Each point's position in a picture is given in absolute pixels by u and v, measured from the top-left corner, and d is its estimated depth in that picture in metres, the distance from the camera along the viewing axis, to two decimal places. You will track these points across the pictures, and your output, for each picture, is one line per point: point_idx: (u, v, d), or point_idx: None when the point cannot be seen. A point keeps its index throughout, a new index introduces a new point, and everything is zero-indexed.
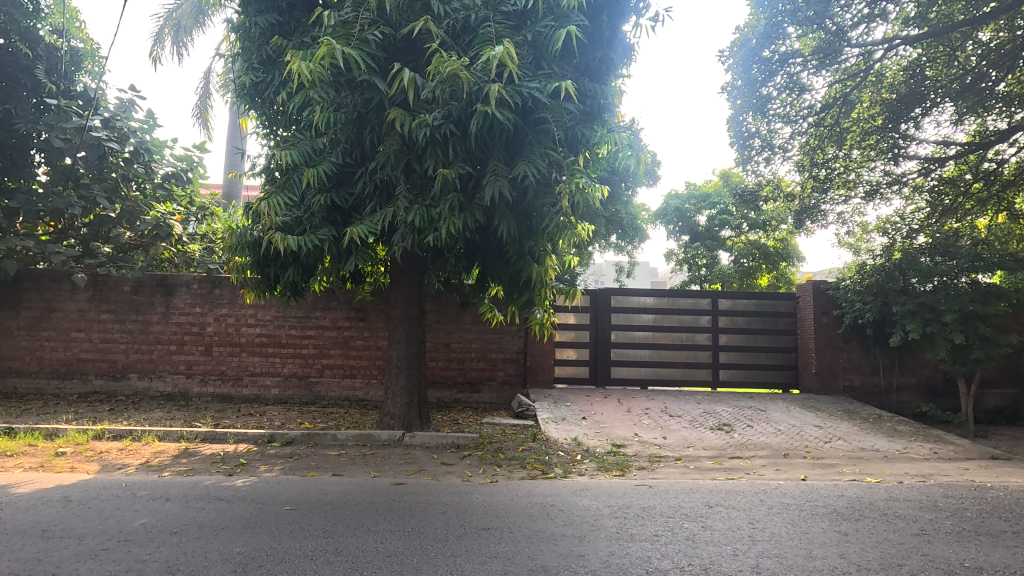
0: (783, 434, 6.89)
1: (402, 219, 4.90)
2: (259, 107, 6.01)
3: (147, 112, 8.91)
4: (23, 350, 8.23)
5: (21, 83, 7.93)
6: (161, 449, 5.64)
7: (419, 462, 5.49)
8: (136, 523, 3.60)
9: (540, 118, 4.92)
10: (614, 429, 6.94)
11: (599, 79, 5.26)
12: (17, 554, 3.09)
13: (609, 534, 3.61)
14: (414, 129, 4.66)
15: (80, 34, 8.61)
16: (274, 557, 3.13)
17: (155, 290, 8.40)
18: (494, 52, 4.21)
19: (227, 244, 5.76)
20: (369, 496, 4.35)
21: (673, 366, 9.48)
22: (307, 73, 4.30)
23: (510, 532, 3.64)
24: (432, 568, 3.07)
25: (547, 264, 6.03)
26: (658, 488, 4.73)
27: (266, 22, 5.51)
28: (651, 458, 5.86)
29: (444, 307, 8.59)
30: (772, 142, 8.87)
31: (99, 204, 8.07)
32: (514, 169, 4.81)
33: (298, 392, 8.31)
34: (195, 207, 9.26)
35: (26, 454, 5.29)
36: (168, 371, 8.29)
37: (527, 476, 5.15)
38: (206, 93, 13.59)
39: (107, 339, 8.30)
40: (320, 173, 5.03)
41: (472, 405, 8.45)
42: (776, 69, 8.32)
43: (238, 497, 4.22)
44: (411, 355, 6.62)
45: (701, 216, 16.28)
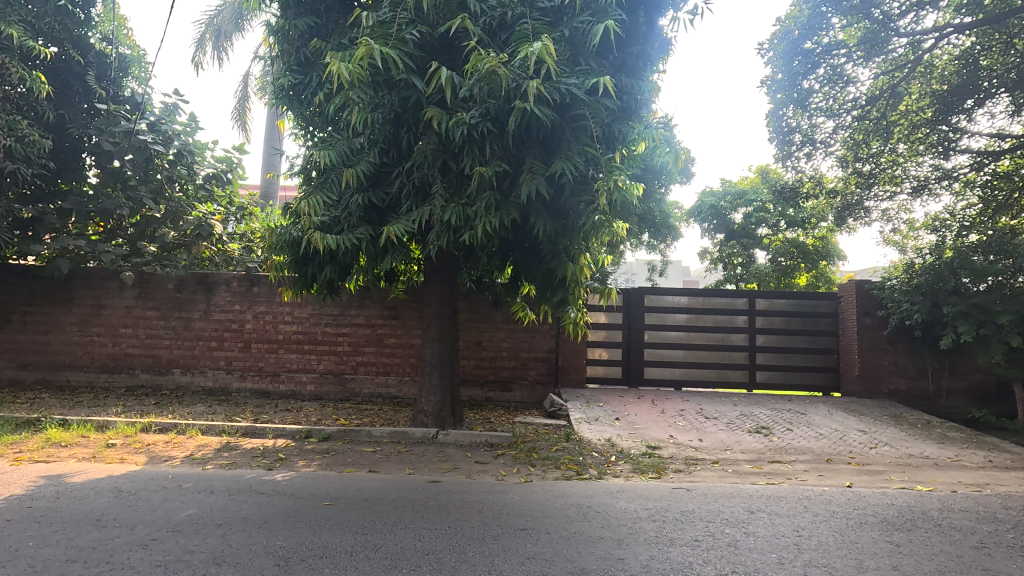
0: (826, 439, 6.67)
1: (438, 217, 4.92)
2: (296, 108, 6.10)
3: (190, 115, 9.23)
4: (74, 345, 8.57)
5: (74, 90, 8.34)
6: (204, 443, 5.81)
7: (454, 460, 5.50)
8: (183, 514, 3.71)
9: (578, 115, 4.86)
10: (648, 430, 6.84)
11: (636, 75, 5.17)
12: (74, 541, 3.22)
13: (648, 538, 3.54)
14: (451, 127, 4.66)
15: (128, 41, 8.93)
16: (316, 552, 3.18)
17: (197, 288, 8.64)
18: (532, 48, 4.17)
19: (267, 244, 5.87)
20: (405, 493, 4.39)
21: (707, 367, 9.29)
22: (346, 74, 4.35)
23: (547, 533, 3.60)
24: (470, 567, 3.05)
25: (582, 262, 5.96)
26: (697, 492, 4.62)
27: (305, 25, 5.60)
28: (687, 460, 5.75)
29: (475, 306, 8.61)
30: (814, 137, 8.59)
31: (145, 204, 8.40)
32: (551, 167, 4.77)
33: (333, 388, 8.45)
34: (234, 207, 9.60)
35: (79, 445, 5.51)
36: (209, 367, 8.54)
37: (562, 477, 5.10)
38: (244, 96, 13.96)
39: (152, 336, 8.59)
40: (358, 173, 5.10)
41: (504, 403, 8.45)
42: (818, 61, 8.06)
43: (278, 491, 4.31)
44: (444, 354, 6.65)
45: (737, 213, 15.91)
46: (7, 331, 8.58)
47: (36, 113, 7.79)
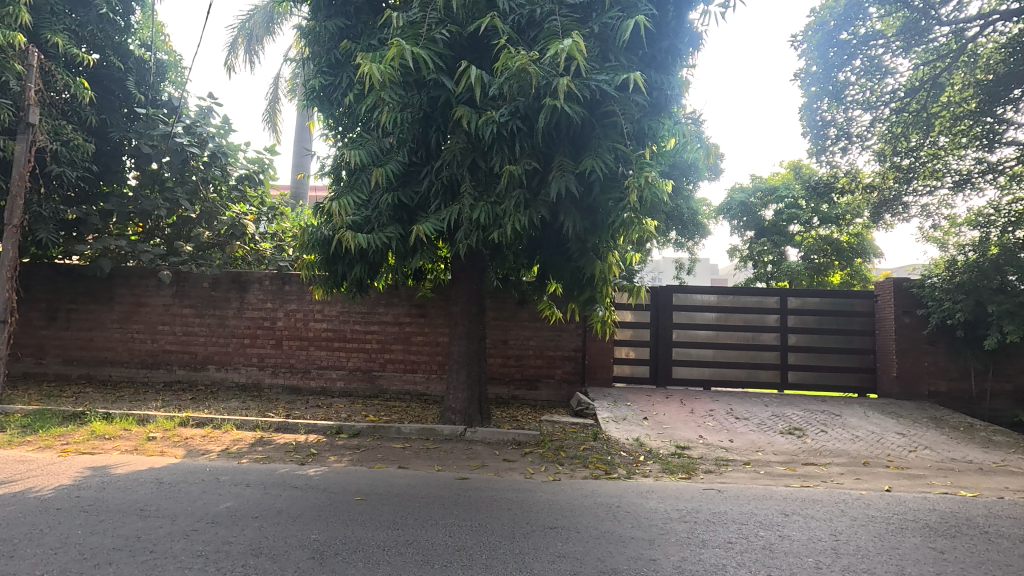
0: (862, 441, 6.48)
1: (468, 216, 4.94)
2: (327, 109, 6.19)
3: (223, 117, 9.48)
4: (116, 341, 8.89)
5: (115, 95, 8.64)
6: (239, 437, 5.95)
7: (482, 458, 5.53)
8: (221, 507, 3.82)
9: (608, 111, 4.82)
10: (677, 430, 6.76)
11: (666, 70, 5.11)
12: (120, 531, 3.34)
13: (679, 539, 3.50)
14: (481, 126, 4.68)
15: (165, 47, 9.22)
16: (349, 545, 3.23)
17: (230, 286, 8.84)
18: (563, 45, 4.16)
19: (299, 243, 5.97)
20: (435, 489, 4.43)
21: (737, 366, 9.12)
22: (378, 75, 4.41)
23: (577, 531, 3.59)
24: (501, 565, 3.06)
25: (610, 260, 5.91)
26: (729, 493, 4.54)
27: (334, 27, 5.68)
28: (718, 461, 5.66)
29: (502, 304, 8.63)
30: (849, 131, 8.35)
31: (182, 205, 8.67)
32: (581, 164, 4.75)
33: (362, 385, 8.57)
34: (266, 207, 9.83)
35: (122, 438, 5.72)
36: (242, 363, 8.75)
37: (590, 476, 5.07)
38: (275, 98, 14.24)
39: (188, 332, 8.83)
40: (388, 173, 5.15)
41: (530, 402, 8.45)
42: (855, 52, 7.85)
43: (311, 485, 4.40)
44: (472, 351, 6.68)
45: (768, 210, 15.58)
46: (53, 327, 8.95)
47: (80, 117, 8.09)
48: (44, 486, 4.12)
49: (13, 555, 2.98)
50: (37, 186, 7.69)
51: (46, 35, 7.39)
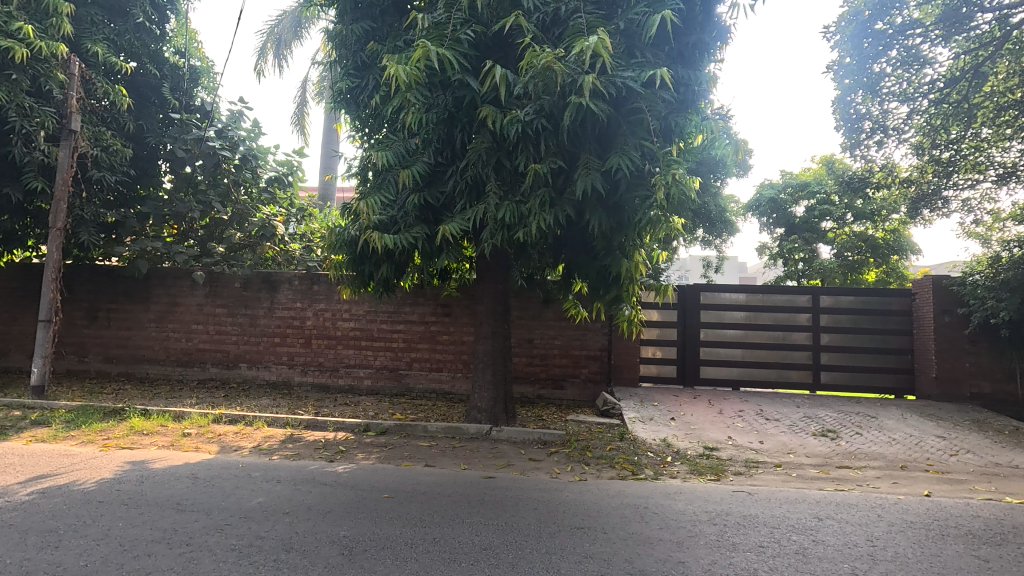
0: (899, 444, 6.28)
1: (493, 215, 4.95)
2: (353, 111, 6.28)
3: (254, 121, 9.72)
4: (152, 340, 9.17)
5: (151, 101, 8.91)
6: (270, 434, 6.09)
7: (507, 457, 5.53)
8: (253, 502, 3.91)
9: (634, 108, 4.77)
10: (706, 431, 6.65)
11: (693, 65, 5.03)
12: (158, 524, 3.44)
13: (709, 542, 3.44)
14: (506, 125, 4.68)
15: (199, 54, 9.52)
16: (378, 543, 3.26)
17: (261, 287, 9.02)
18: (589, 42, 4.14)
19: (327, 243, 6.07)
20: (462, 488, 4.45)
21: (767, 366, 8.93)
22: (403, 76, 4.44)
23: (604, 532, 3.56)
24: (528, 564, 3.06)
25: (636, 258, 5.85)
26: (759, 496, 4.45)
27: (361, 30, 5.76)
28: (748, 463, 5.55)
29: (527, 303, 8.62)
30: (886, 124, 8.09)
31: (214, 207, 8.91)
32: (607, 162, 4.71)
33: (389, 383, 8.67)
34: (295, 208, 10.06)
35: (159, 433, 5.90)
36: (273, 362, 8.94)
37: (617, 476, 5.03)
38: (303, 101, 14.51)
39: (220, 331, 9.06)
40: (414, 174, 5.20)
41: (556, 401, 8.43)
42: (891, 42, 7.61)
43: (340, 482, 4.47)
44: (497, 350, 6.69)
45: (798, 206, 15.21)
46: (94, 326, 9.28)
47: (118, 124, 8.37)
48: (87, 479, 4.28)
49: (59, 545, 3.10)
50: (79, 191, 7.98)
51: (86, 45, 7.67)
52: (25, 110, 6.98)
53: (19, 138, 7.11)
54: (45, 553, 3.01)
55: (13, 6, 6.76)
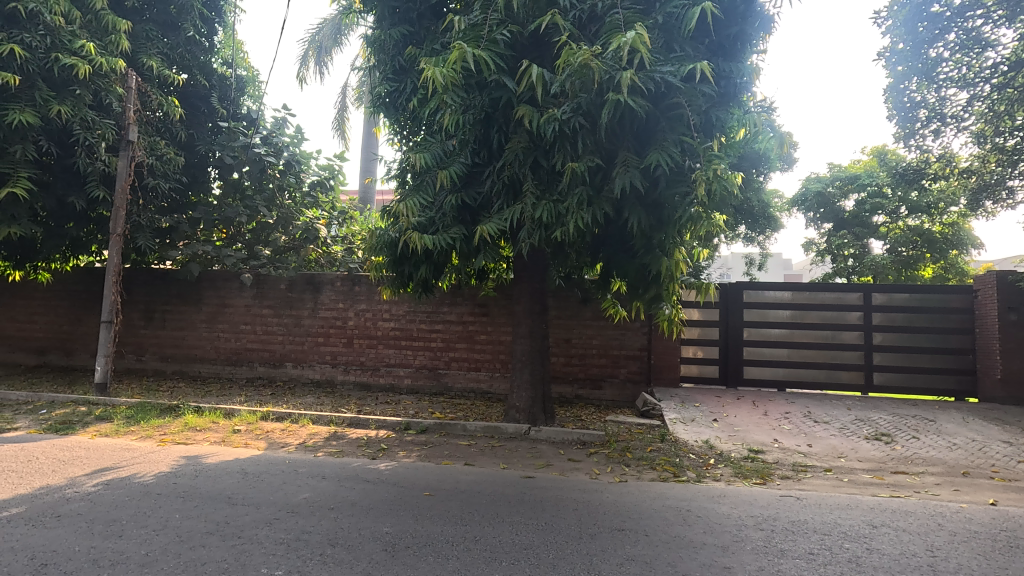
0: (961, 449, 5.94)
1: (530, 215, 4.94)
2: (392, 114, 6.38)
3: (297, 127, 10.03)
4: (204, 340, 9.57)
5: (201, 111, 9.32)
6: (315, 431, 6.26)
7: (546, 457, 5.53)
8: (300, 497, 4.03)
9: (673, 104, 4.69)
10: (750, 433, 6.46)
11: (734, 58, 4.92)
12: (211, 516, 3.59)
13: (756, 548, 3.34)
14: (543, 124, 4.67)
15: (244, 64, 9.91)
16: (420, 540, 3.31)
17: (305, 288, 9.29)
18: (626, 38, 4.09)
19: (368, 245, 6.20)
20: (500, 487, 4.46)
21: (814, 367, 8.61)
22: (441, 79, 4.50)
23: (645, 535, 3.51)
24: (569, 565, 3.05)
25: (677, 256, 5.74)
26: (809, 501, 4.29)
27: (399, 34, 5.86)
28: (795, 467, 5.36)
29: (564, 302, 8.58)
30: (943, 111, 7.68)
31: (260, 212, 9.26)
32: (645, 159, 4.65)
33: (428, 382, 8.78)
34: (337, 212, 10.35)
35: (211, 429, 6.16)
36: (316, 361, 9.19)
37: (658, 478, 4.95)
38: (343, 107, 14.87)
39: (267, 332, 9.37)
40: (452, 175, 5.26)
41: (594, 401, 8.36)
42: (949, 25, 7.25)
43: (382, 480, 4.55)
44: (535, 350, 6.68)
45: (848, 200, 14.55)
46: (151, 327, 9.75)
47: (171, 134, 8.78)
48: (146, 473, 4.50)
49: (122, 535, 3.27)
50: (137, 198, 8.41)
51: (142, 60, 8.06)
52: (88, 123, 7.38)
53: (83, 150, 7.53)
54: (109, 541, 3.18)
55: (76, 25, 7.18)
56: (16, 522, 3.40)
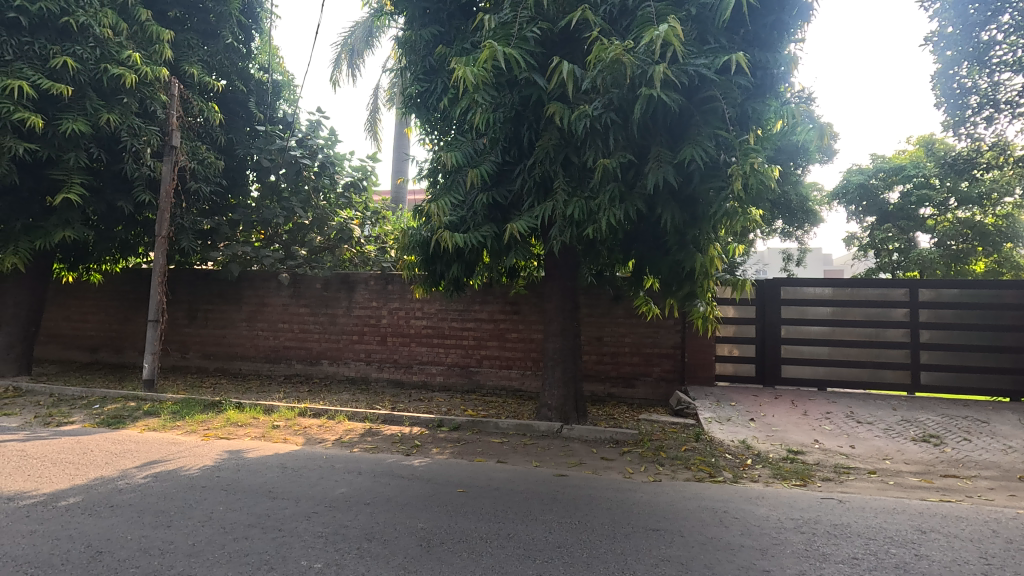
0: (1016, 452, 5.65)
1: (561, 212, 4.92)
2: (423, 114, 6.44)
3: (331, 129, 10.24)
4: (244, 338, 9.87)
5: (240, 116, 9.61)
6: (351, 427, 6.39)
7: (579, 455, 5.51)
8: (337, 492, 4.12)
9: (708, 97, 4.59)
10: (789, 433, 6.29)
11: (771, 48, 4.78)
12: (254, 509, 3.70)
13: (796, 551, 3.26)
14: (574, 121, 4.63)
15: (280, 68, 10.16)
16: (454, 536, 3.34)
17: (339, 287, 9.48)
18: (659, 31, 4.04)
19: (400, 244, 6.27)
20: (533, 485, 4.46)
21: (857, 366, 8.32)
22: (471, 77, 4.51)
23: (681, 536, 3.46)
24: (602, 564, 3.03)
25: (711, 253, 5.63)
26: (852, 504, 4.16)
27: (429, 34, 5.91)
28: (837, 469, 5.20)
29: (596, 300, 8.53)
30: (996, 97, 7.32)
31: (297, 213, 9.51)
32: (679, 154, 4.56)
33: (460, 380, 8.85)
34: (370, 212, 10.52)
35: (252, 425, 6.35)
36: (351, 358, 9.37)
37: (693, 478, 4.87)
38: (375, 108, 15.10)
39: (304, 330, 9.60)
40: (482, 173, 5.28)
41: (627, 400, 8.27)
42: (1002, 6, 6.86)
43: (417, 476, 4.61)
44: (566, 349, 6.66)
45: (892, 192, 13.98)
46: (194, 325, 10.11)
47: (211, 138, 9.07)
48: (192, 466, 4.69)
49: (171, 525, 3.40)
50: (180, 201, 8.74)
51: (184, 67, 8.34)
52: (134, 130, 7.69)
53: (130, 155, 7.86)
54: (159, 531, 3.32)
55: (124, 37, 7.52)
56: (73, 511, 3.58)
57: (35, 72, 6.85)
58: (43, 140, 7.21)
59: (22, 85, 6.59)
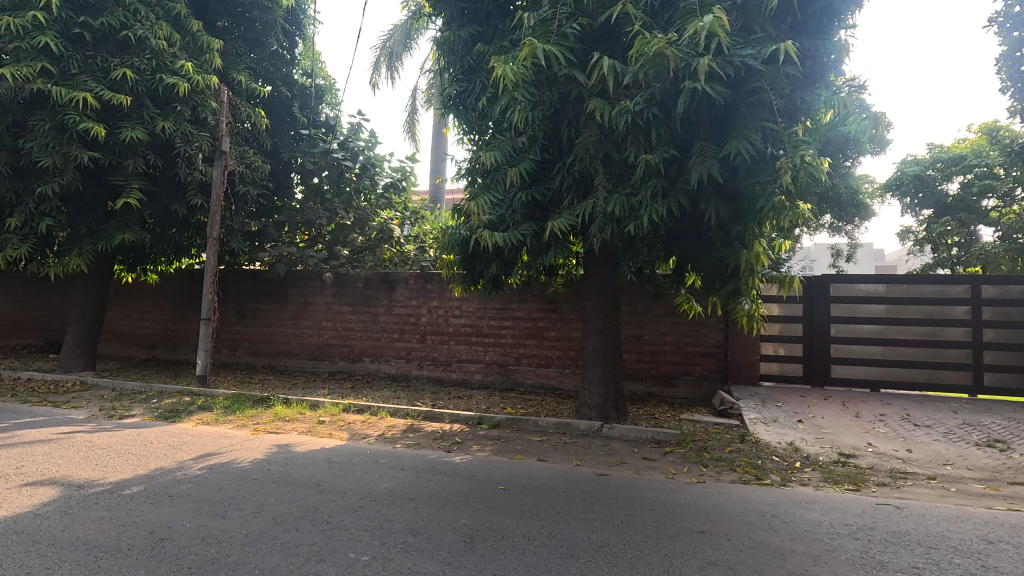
0: None
1: (602, 209, 4.87)
2: (461, 114, 6.48)
3: (371, 131, 10.45)
4: (290, 336, 10.18)
5: (284, 120, 9.92)
6: (393, 424, 6.52)
7: (620, 454, 5.45)
8: (381, 487, 4.21)
9: (754, 88, 4.46)
10: (840, 436, 6.05)
11: (820, 36, 4.62)
12: (303, 501, 3.82)
13: (851, 558, 3.13)
14: (615, 117, 4.58)
15: (322, 73, 10.44)
16: (496, 533, 3.36)
17: (380, 286, 9.67)
18: (704, 23, 3.94)
19: (440, 243, 6.34)
20: (575, 484, 4.44)
21: (912, 366, 7.94)
22: (511, 76, 4.51)
23: (728, 539, 3.38)
24: (647, 565, 3.00)
25: (757, 249, 5.47)
26: (910, 511, 3.97)
27: (468, 34, 5.95)
28: (893, 473, 4.97)
29: (636, 298, 8.42)
30: None
31: (339, 214, 9.77)
32: (724, 148, 4.45)
33: (498, 378, 8.89)
34: (409, 212, 10.69)
35: (299, 420, 6.55)
36: (392, 356, 9.54)
37: (739, 480, 4.75)
38: (413, 110, 15.31)
39: (347, 328, 9.83)
40: (522, 172, 5.30)
41: (668, 400, 8.13)
42: None
43: (458, 472, 4.66)
44: (606, 347, 6.60)
45: (951, 183, 13.27)
46: (243, 323, 10.49)
47: (258, 143, 9.40)
48: (245, 459, 4.88)
49: (226, 515, 3.55)
50: (230, 204, 9.09)
51: (232, 75, 8.67)
52: (187, 136, 8.01)
53: (183, 161, 8.20)
54: (215, 520, 3.46)
55: (177, 47, 7.86)
56: (137, 500, 3.77)
57: (98, 84, 7.22)
58: (105, 149, 7.60)
59: (87, 97, 6.98)
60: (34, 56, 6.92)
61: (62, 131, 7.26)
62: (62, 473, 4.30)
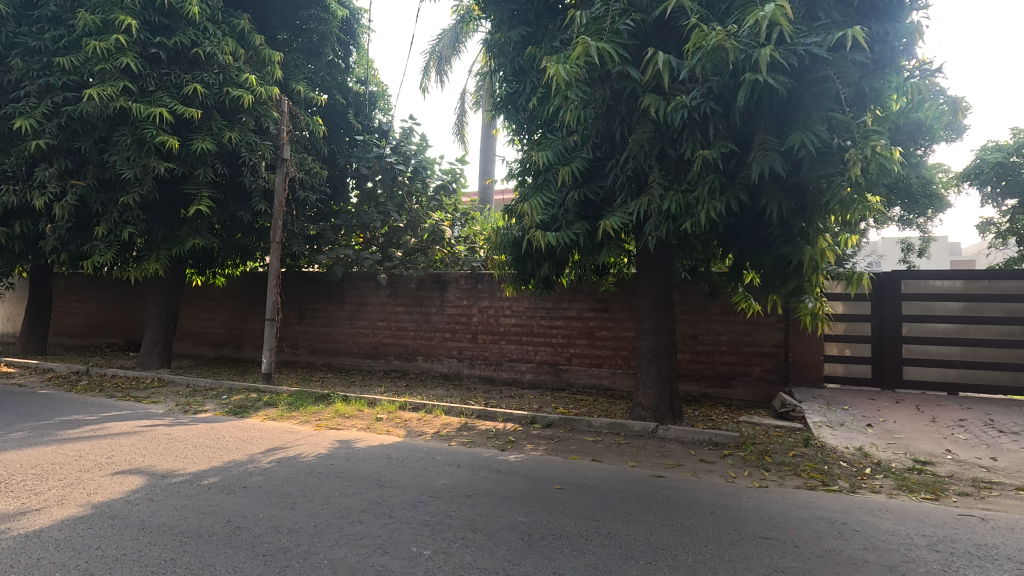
0: None
1: (657, 207, 4.79)
2: (512, 115, 6.51)
3: (422, 135, 10.68)
4: (347, 335, 10.53)
5: (340, 127, 10.26)
6: (448, 422, 6.64)
7: (677, 457, 5.34)
8: (439, 483, 4.30)
9: (819, 77, 4.28)
10: (915, 441, 5.71)
11: (891, 18, 4.38)
12: (366, 495, 3.96)
13: (932, 571, 2.96)
14: (670, 113, 4.49)
15: (375, 80, 10.75)
16: (553, 531, 3.38)
17: (433, 287, 9.85)
18: (765, 12, 3.82)
19: (492, 243, 6.39)
20: (631, 485, 4.39)
21: (995, 368, 7.40)
22: (564, 75, 4.50)
23: (795, 546, 3.26)
24: (710, 569, 2.94)
25: (821, 244, 5.24)
26: (998, 523, 3.70)
27: (518, 36, 5.98)
28: (976, 483, 4.65)
29: (690, 297, 8.23)
30: None
31: (392, 217, 10.05)
32: (786, 141, 4.29)
33: (549, 377, 8.89)
34: (459, 213, 10.85)
35: (358, 417, 6.78)
36: (444, 355, 9.71)
37: (803, 486, 4.57)
38: (462, 112, 15.51)
39: (400, 328, 10.08)
40: (574, 171, 5.28)
41: (724, 401, 7.92)
42: None
43: (513, 471, 4.69)
44: (661, 347, 6.48)
45: None
46: (303, 323, 10.93)
47: (317, 150, 9.77)
48: (309, 453, 5.10)
49: (296, 507, 3.72)
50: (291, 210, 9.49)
51: (292, 86, 9.06)
52: (251, 145, 8.42)
53: (248, 169, 8.62)
54: (286, 511, 3.64)
55: (241, 61, 8.30)
56: (214, 490, 4.01)
57: (172, 99, 7.71)
58: (179, 160, 8.08)
59: (162, 112, 7.47)
60: (117, 76, 7.44)
61: (141, 145, 7.78)
62: (147, 463, 4.62)
